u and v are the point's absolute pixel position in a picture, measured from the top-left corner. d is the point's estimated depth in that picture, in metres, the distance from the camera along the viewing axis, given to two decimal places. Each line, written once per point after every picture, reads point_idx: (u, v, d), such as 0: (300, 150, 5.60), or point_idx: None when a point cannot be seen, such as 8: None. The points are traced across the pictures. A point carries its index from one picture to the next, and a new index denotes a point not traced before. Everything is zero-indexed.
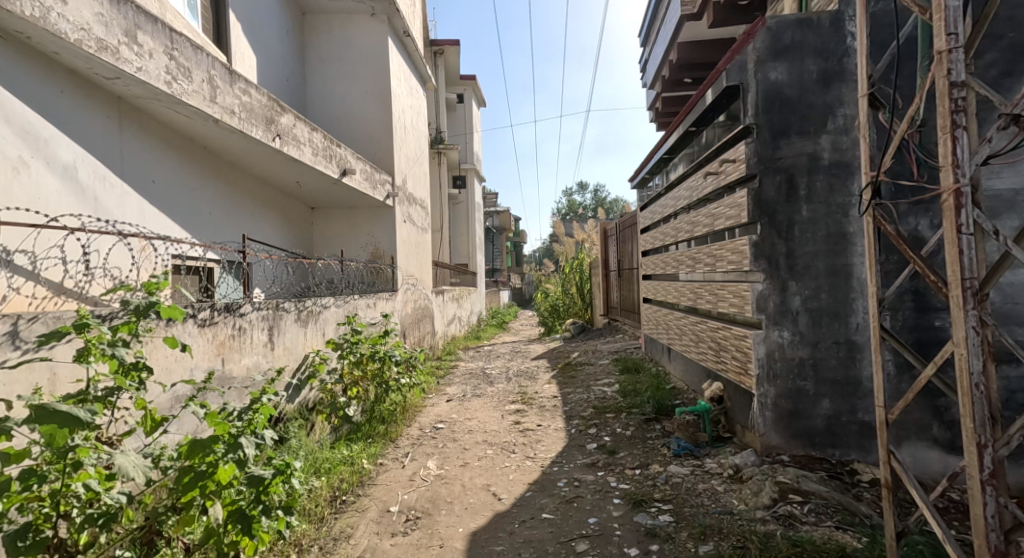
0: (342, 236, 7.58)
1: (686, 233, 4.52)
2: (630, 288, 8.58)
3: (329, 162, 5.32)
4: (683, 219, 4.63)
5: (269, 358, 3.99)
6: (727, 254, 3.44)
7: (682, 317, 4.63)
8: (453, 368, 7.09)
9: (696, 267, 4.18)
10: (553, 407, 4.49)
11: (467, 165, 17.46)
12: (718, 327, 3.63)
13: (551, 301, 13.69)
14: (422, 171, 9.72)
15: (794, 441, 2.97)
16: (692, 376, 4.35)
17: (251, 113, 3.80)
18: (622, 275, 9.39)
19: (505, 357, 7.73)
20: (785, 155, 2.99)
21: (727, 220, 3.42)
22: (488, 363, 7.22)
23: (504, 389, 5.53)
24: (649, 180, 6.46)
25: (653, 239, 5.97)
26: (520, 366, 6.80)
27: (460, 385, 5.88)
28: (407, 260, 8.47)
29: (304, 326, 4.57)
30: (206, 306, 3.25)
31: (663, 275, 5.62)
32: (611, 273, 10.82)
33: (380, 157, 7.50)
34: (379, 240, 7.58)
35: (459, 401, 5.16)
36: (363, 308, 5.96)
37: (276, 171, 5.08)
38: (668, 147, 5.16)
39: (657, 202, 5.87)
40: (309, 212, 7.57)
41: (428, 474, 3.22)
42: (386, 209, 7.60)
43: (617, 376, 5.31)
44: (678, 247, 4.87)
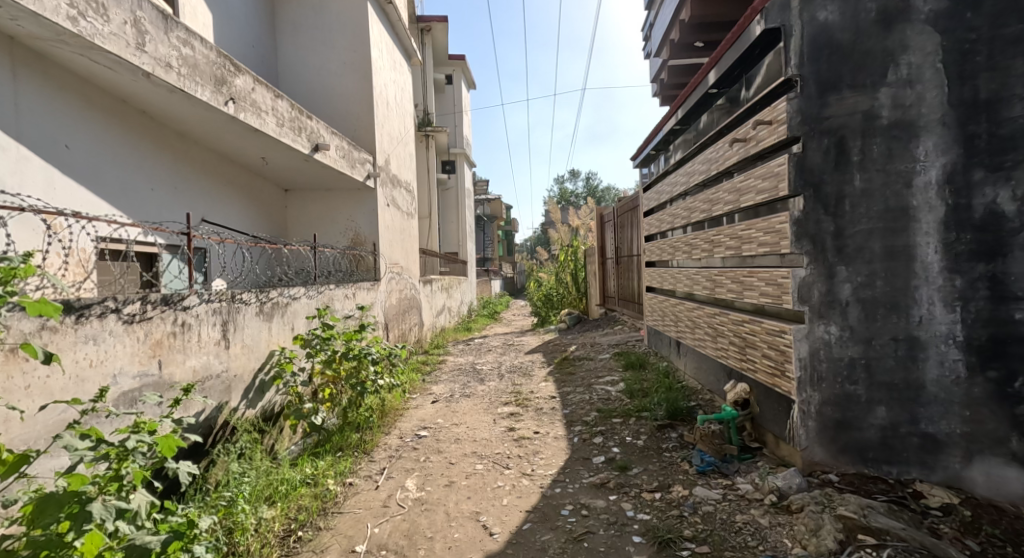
0: (318, 221, 7.00)
1: (700, 213, 4.01)
2: (629, 277, 8.10)
3: (299, 136, 4.74)
4: (697, 197, 4.12)
5: (223, 359, 3.44)
6: (757, 235, 2.93)
7: (696, 308, 4.13)
8: (440, 363, 6.57)
9: (714, 251, 3.67)
10: (551, 410, 4.01)
11: (456, 150, 16.87)
12: (744, 320, 3.13)
13: (545, 290, 13.20)
14: (408, 153, 9.12)
15: (842, 456, 2.49)
16: (708, 374, 3.86)
17: (195, 69, 3.22)
18: (621, 262, 8.92)
19: (498, 350, 7.24)
20: (834, 113, 2.47)
21: (757, 194, 2.91)
22: (479, 358, 6.72)
23: (496, 387, 5.04)
24: (651, 160, 5.95)
25: (658, 223, 5.47)
26: (514, 360, 6.30)
27: (448, 383, 5.36)
28: (392, 247, 7.91)
29: (268, 320, 4.02)
30: (135, 298, 2.71)
31: (669, 261, 5.12)
32: (607, 261, 10.36)
33: (359, 134, 6.90)
34: (359, 225, 7.01)
35: (445, 402, 4.66)
36: (339, 300, 5.42)
37: (239, 145, 4.52)
38: (677, 120, 4.63)
39: (662, 183, 5.37)
40: (284, 195, 7.01)
41: (407, 498, 2.71)
42: (367, 191, 7.01)
43: (621, 373, 4.82)
44: (689, 229, 4.37)
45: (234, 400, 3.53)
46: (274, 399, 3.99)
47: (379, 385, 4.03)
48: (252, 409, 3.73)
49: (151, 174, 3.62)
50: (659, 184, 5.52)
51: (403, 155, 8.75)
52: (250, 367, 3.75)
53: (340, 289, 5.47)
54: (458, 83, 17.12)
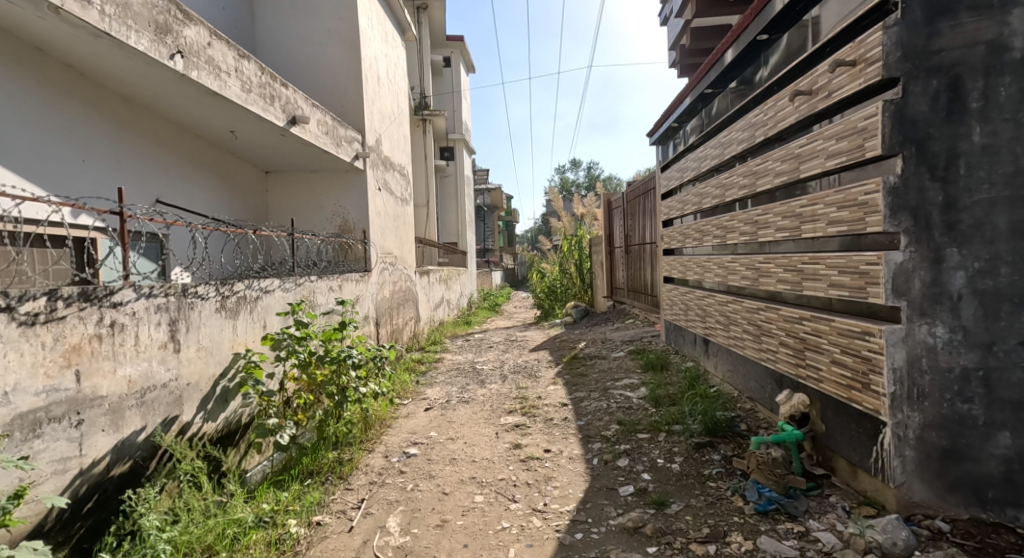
0: (302, 206, 6.41)
1: (739, 189, 3.41)
2: (642, 266, 7.52)
3: (272, 104, 4.13)
4: (735, 172, 3.52)
5: (172, 366, 2.87)
6: (825, 211, 2.33)
7: (732, 302, 3.56)
8: (437, 363, 6.00)
9: (760, 234, 3.08)
10: (564, 421, 3.44)
11: (455, 136, 16.21)
12: (804, 317, 2.56)
13: (548, 282, 12.64)
14: (402, 134, 8.49)
15: (950, 496, 1.91)
16: (749, 379, 3.29)
17: (127, 11, 2.63)
18: (632, 251, 8.33)
19: (499, 347, 6.66)
20: (947, 45, 1.87)
21: (827, 158, 2.29)
22: (479, 356, 6.17)
23: (498, 390, 4.47)
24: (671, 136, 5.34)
25: (681, 204, 4.88)
26: (517, 359, 5.73)
27: (444, 386, 4.80)
28: (384, 236, 7.32)
29: (231, 317, 3.44)
30: (36, 294, 2.12)
31: (694, 248, 4.53)
32: (615, 250, 9.77)
33: (347, 111, 6.30)
34: (348, 211, 6.41)
35: (441, 409, 4.09)
36: (321, 294, 4.84)
37: (201, 115, 3.94)
38: (705, 85, 3.98)
39: (685, 161, 4.77)
40: (264, 177, 6.42)
41: (386, 546, 2.15)
42: (356, 173, 6.42)
43: (640, 376, 4.25)
44: (723, 211, 3.78)
45: (188, 413, 2.98)
46: (240, 409, 3.42)
47: (363, 394, 3.44)
48: (211, 423, 3.16)
49: (73, 138, 3.07)
50: (680, 162, 4.93)
51: (396, 137, 8.11)
52: (209, 373, 3.18)
53: (323, 281, 4.90)
54: (456, 66, 16.46)
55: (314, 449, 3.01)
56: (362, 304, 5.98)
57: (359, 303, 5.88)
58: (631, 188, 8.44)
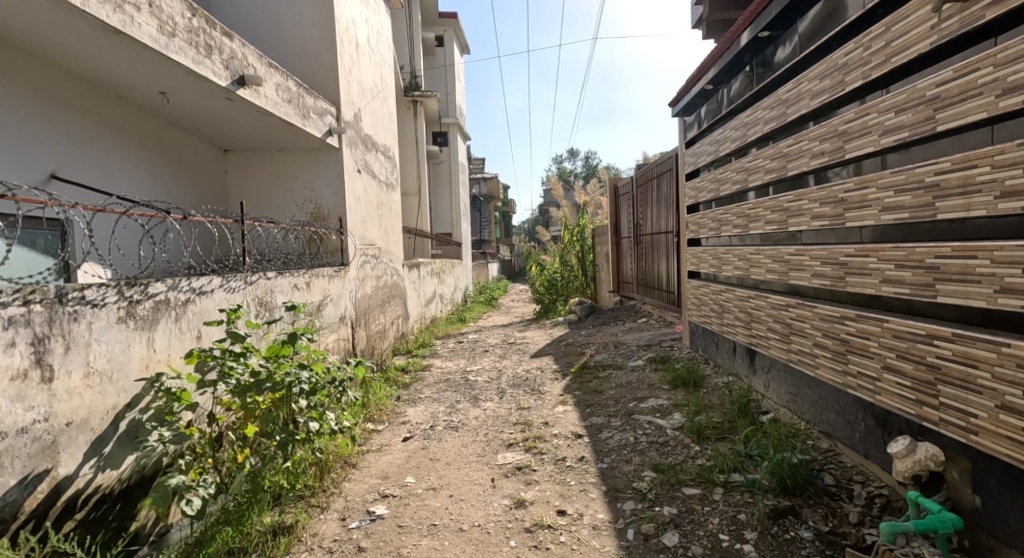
0: (268, 191, 5.61)
1: (817, 158, 2.65)
2: (657, 257, 6.83)
3: (209, 56, 3.31)
4: (807, 135, 2.75)
5: (38, 403, 2.07)
6: (1006, 178, 1.69)
7: (798, 307, 2.79)
8: (423, 372, 5.19)
9: (850, 214, 2.39)
10: (580, 461, 2.67)
11: (449, 120, 15.36)
12: (937, 335, 1.85)
13: (547, 274, 11.84)
14: (386, 111, 7.63)
15: None
16: (825, 409, 2.52)
17: None
18: (643, 240, 7.65)
19: (496, 351, 5.88)
20: None
21: (1000, 96, 1.71)
22: (473, 362, 5.37)
23: (495, 410, 3.69)
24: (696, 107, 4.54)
25: (714, 184, 4.06)
26: (516, 368, 4.93)
27: (429, 405, 4.00)
28: (364, 225, 6.52)
29: (144, 330, 2.63)
30: None
31: (731, 239, 3.74)
32: (622, 240, 9.02)
33: (322, 79, 5.48)
34: (321, 196, 5.62)
35: (424, 437, 3.31)
36: (278, 294, 4.05)
37: (110, 66, 3.15)
38: (760, 27, 3.12)
39: (720, 133, 3.93)
40: (222, 156, 5.60)
41: None
42: (329, 151, 5.63)
43: (669, 396, 3.45)
44: (785, 188, 3.00)
45: (67, 466, 2.17)
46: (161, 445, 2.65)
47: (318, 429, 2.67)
48: (111, 472, 2.36)
49: None
50: (713, 135, 4.09)
51: (380, 115, 7.26)
52: (108, 405, 2.38)
53: (282, 278, 4.13)
54: (450, 45, 15.57)
55: (244, 511, 2.25)
56: (334, 304, 5.20)
57: (331, 305, 5.10)
58: (644, 172, 7.63)
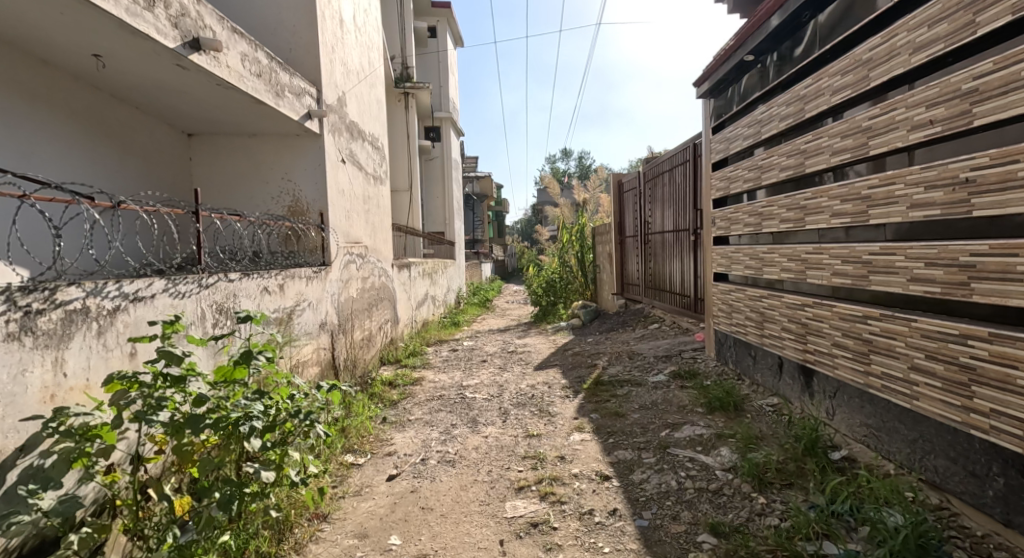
0: (237, 181, 5.04)
1: (927, 129, 2.14)
2: (670, 258, 6.36)
3: (149, 7, 2.73)
4: (904, 100, 2.25)
5: None
6: None
7: (887, 320, 2.31)
8: (413, 387, 4.60)
9: (981, 192, 1.94)
10: (613, 517, 2.11)
11: (442, 114, 14.76)
12: None
13: (545, 275, 11.27)
14: (375, 98, 7.05)
15: None
16: (931, 453, 2.10)
17: None
18: (653, 239, 7.16)
19: (495, 361, 5.30)
20: None
21: None
22: (470, 375, 4.78)
23: (499, 438, 3.12)
24: (724, 86, 4.03)
25: (752, 172, 3.52)
26: (520, 382, 4.35)
27: (420, 430, 3.42)
28: (348, 222, 5.94)
29: (47, 350, 2.04)
30: None
31: (779, 236, 3.21)
32: (627, 239, 8.53)
33: (303, 57, 4.92)
34: (299, 187, 5.09)
35: (414, 475, 2.73)
36: (241, 297, 3.49)
37: (20, 16, 2.57)
38: None
39: (757, 114, 3.45)
40: (186, 141, 5.00)
41: None
42: (307, 137, 5.09)
43: (707, 423, 2.90)
44: (870, 169, 2.47)
45: None
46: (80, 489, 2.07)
47: (294, 478, 2.15)
48: None
49: None
50: (746, 118, 3.60)
51: (368, 102, 6.68)
52: None
53: (247, 280, 3.58)
54: (442, 36, 15.04)
55: None
56: (311, 310, 4.65)
57: (307, 311, 4.54)
58: (655, 166, 7.09)
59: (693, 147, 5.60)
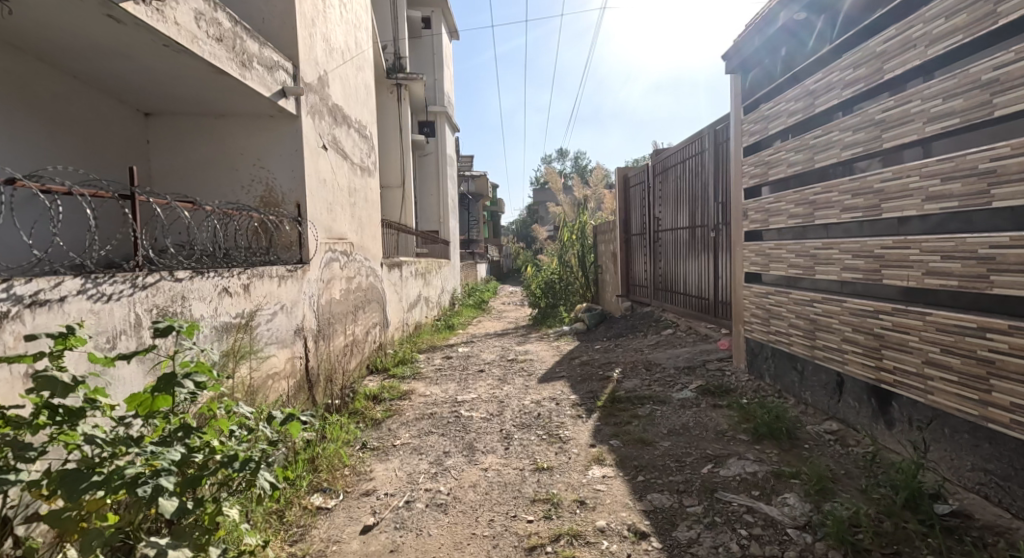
0: (202, 168, 4.49)
1: None
2: (687, 257, 5.86)
3: None
4: None
5: None
6: None
7: (1020, 335, 1.89)
8: (401, 402, 4.06)
9: None
10: None
11: (436, 107, 14.21)
12: None
13: (544, 276, 10.69)
14: (362, 83, 6.53)
15: None
16: None
17: None
18: (664, 237, 6.68)
19: (493, 371, 4.76)
20: None
21: None
22: (465, 388, 4.24)
23: (501, 472, 2.59)
24: (755, 60, 3.62)
25: (804, 153, 3.07)
26: (523, 398, 3.82)
27: (406, 460, 2.87)
28: (330, 216, 5.40)
29: None
30: None
31: (838, 228, 2.84)
32: (633, 237, 8.04)
33: (280, 28, 4.43)
34: (274, 175, 4.58)
35: (396, 524, 2.19)
36: (193, 297, 2.97)
37: None
38: None
39: (816, 83, 2.98)
40: (144, 122, 4.44)
41: None
42: (282, 119, 4.59)
43: (756, 455, 2.37)
44: (993, 137, 2.04)
45: None
46: None
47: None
48: None
49: None
50: (798, 87, 3.13)
51: (354, 86, 6.15)
52: None
53: (201, 279, 3.06)
54: (437, 28, 14.52)
55: None
56: (283, 313, 4.11)
57: (278, 315, 4.00)
58: (667, 158, 6.57)
59: (713, 134, 5.10)
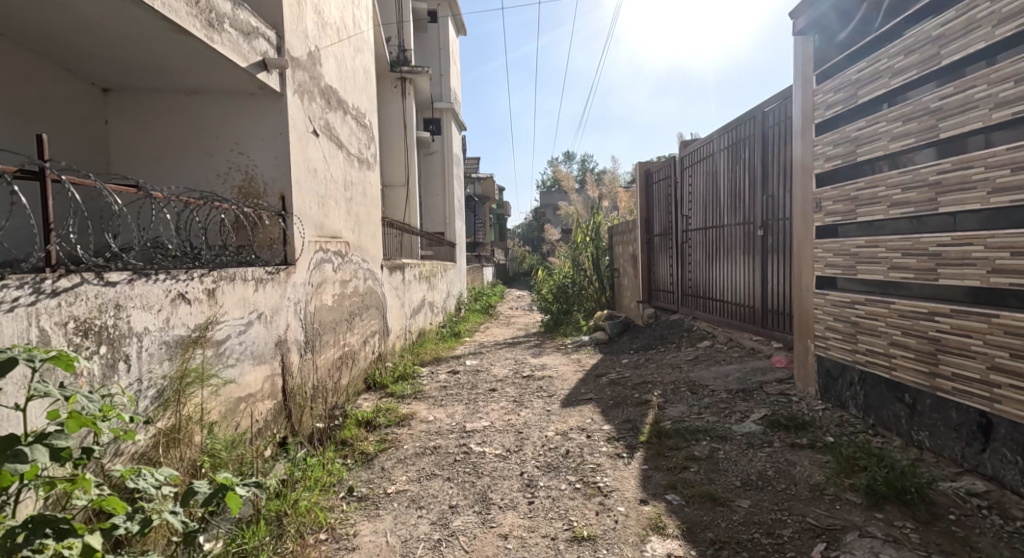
0: (169, 151, 3.88)
1: None
2: (726, 259, 5.21)
3: None
4: None
5: None
6: None
7: None
8: (398, 431, 3.44)
9: None
10: None
11: (443, 104, 13.65)
12: None
13: (556, 280, 9.84)
14: (360, 66, 5.94)
15: None
16: None
17: None
18: (696, 237, 6.03)
19: (506, 391, 4.13)
20: None
21: None
22: (474, 413, 3.61)
23: (524, 542, 1.97)
24: (818, 21, 2.94)
25: (903, 122, 2.38)
26: (543, 428, 3.19)
27: (403, 517, 2.25)
28: (323, 212, 4.78)
29: None
30: None
31: (971, 217, 2.08)
32: (656, 237, 7.41)
33: None
34: (253, 161, 3.97)
35: None
36: (133, 306, 2.35)
37: None
38: None
39: (944, 28, 2.17)
40: (102, 100, 3.84)
41: None
42: (265, 97, 3.97)
43: (887, 533, 1.74)
44: None
45: None
46: None
47: None
48: None
49: None
50: (912, 35, 2.33)
51: (350, 68, 5.54)
52: None
53: (146, 284, 2.44)
54: (444, 22, 13.97)
55: None
56: (260, 322, 3.51)
57: (253, 324, 3.41)
58: (701, 149, 5.88)
59: (764, 117, 4.41)
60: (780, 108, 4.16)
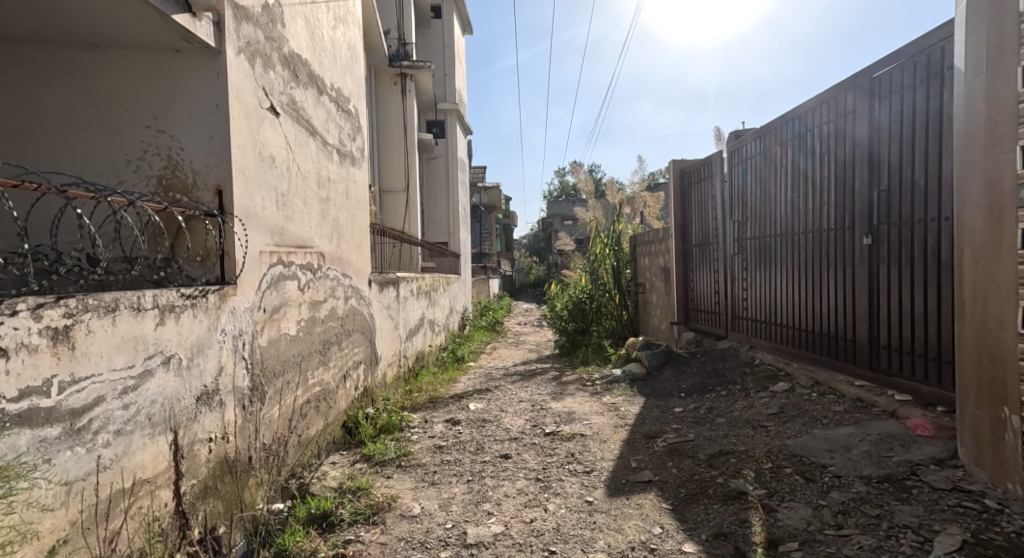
0: (57, 126, 2.84)
1: None
2: (800, 275, 4.08)
3: None
4: None
5: None
6: None
7: None
8: (365, 536, 2.32)
9: None
10: None
11: (447, 104, 12.60)
12: None
13: (572, 296, 8.71)
14: (341, 39, 4.89)
15: None
16: None
17: None
18: (751, 247, 4.91)
19: (522, 462, 3.00)
20: None
21: None
22: (478, 508, 2.48)
23: None
24: None
25: None
26: (584, 544, 2.06)
27: None
28: (284, 214, 3.69)
29: None
30: None
31: None
32: (693, 248, 6.27)
33: None
34: (176, 142, 2.90)
35: None
36: None
37: None
38: None
39: None
40: None
41: None
42: (194, 55, 2.89)
43: None
44: None
45: None
46: None
47: None
48: None
49: None
50: None
51: (325, 39, 4.49)
52: None
53: None
54: (449, 17, 12.99)
55: None
56: (170, 370, 2.42)
57: (154, 374, 2.31)
58: (758, 138, 4.76)
59: (867, 87, 3.30)
60: (897, 72, 3.05)
